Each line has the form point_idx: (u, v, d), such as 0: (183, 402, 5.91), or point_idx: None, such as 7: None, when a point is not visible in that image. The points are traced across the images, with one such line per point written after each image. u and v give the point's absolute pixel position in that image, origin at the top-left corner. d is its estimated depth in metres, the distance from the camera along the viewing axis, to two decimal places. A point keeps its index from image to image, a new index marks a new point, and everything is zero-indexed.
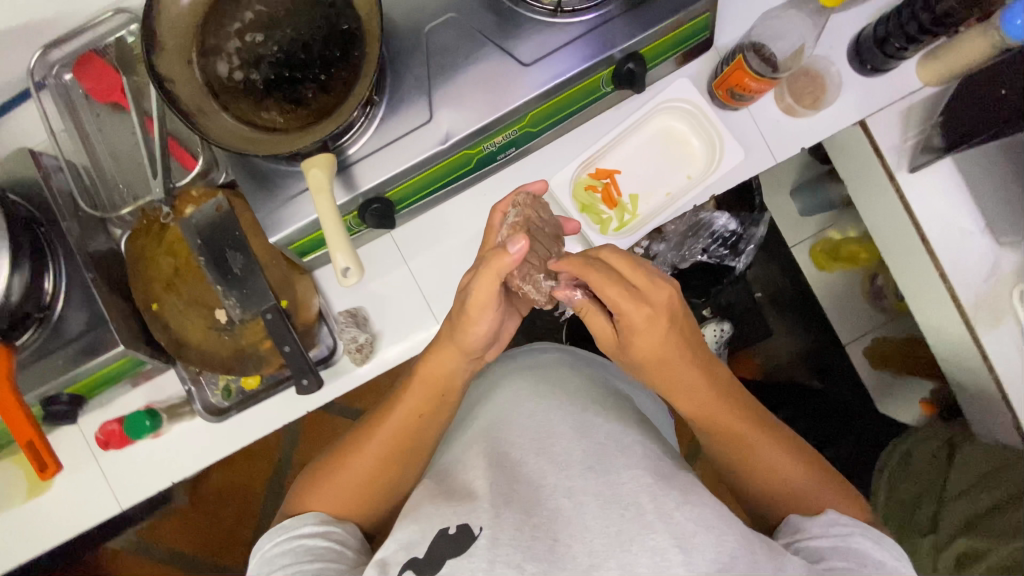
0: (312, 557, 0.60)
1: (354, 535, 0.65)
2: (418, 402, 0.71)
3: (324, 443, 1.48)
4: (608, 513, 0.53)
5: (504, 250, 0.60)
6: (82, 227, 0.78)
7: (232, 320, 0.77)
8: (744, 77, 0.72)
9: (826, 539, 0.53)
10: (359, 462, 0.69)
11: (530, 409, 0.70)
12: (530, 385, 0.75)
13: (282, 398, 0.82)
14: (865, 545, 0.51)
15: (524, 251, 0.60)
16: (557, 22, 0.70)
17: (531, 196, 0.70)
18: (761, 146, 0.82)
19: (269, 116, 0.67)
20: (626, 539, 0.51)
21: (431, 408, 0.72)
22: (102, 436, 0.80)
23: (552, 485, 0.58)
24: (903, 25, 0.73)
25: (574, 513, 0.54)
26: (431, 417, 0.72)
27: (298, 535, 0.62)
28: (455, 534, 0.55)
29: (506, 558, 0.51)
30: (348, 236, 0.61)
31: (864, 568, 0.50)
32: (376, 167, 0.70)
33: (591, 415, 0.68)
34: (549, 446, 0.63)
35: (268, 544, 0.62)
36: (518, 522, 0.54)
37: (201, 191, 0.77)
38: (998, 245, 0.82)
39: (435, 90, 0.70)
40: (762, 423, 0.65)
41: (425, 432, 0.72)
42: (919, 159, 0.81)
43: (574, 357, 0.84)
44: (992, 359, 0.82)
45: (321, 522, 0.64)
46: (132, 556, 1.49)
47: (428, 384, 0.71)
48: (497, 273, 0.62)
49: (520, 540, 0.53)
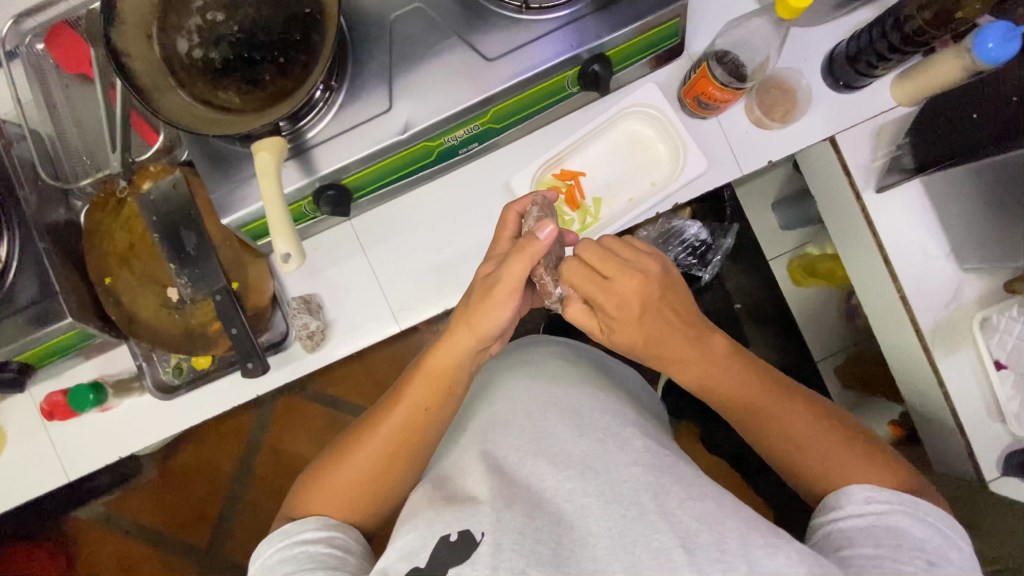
0: (314, 564, 0.59)
1: (355, 540, 0.65)
2: (423, 397, 0.68)
3: (296, 425, 1.48)
4: (611, 514, 0.55)
5: (532, 237, 0.62)
6: (42, 198, 0.77)
7: (183, 298, 0.78)
8: (709, 85, 0.72)
9: (861, 518, 0.55)
10: (358, 464, 0.67)
11: (527, 408, 0.69)
12: (526, 382, 0.74)
13: (231, 380, 0.82)
14: (900, 523, 0.53)
15: (553, 235, 0.62)
16: (523, 19, 0.69)
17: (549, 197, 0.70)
18: (728, 156, 0.81)
19: (226, 96, 0.67)
20: (629, 541, 0.53)
21: (437, 404, 0.69)
22: (46, 407, 0.81)
23: (551, 489, 0.59)
24: (873, 42, 0.73)
25: (577, 518, 0.56)
26: (437, 414, 0.69)
27: (299, 541, 0.62)
28: (456, 541, 0.54)
29: (510, 564, 0.51)
30: (291, 224, 0.62)
31: (901, 545, 0.51)
32: (333, 153, 0.69)
33: (594, 416, 0.67)
34: (548, 448, 0.63)
35: (270, 549, 0.62)
36: (522, 524, 0.55)
37: (159, 167, 0.79)
38: (961, 270, 0.81)
39: (396, 79, 0.69)
40: (784, 394, 0.64)
41: (429, 428, 0.69)
42: (886, 178, 0.80)
43: (571, 351, 0.83)
44: (948, 385, 0.81)
45: (322, 527, 0.64)
46: (96, 526, 1.46)
47: (433, 380, 0.68)
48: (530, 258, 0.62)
49: (525, 544, 0.53)
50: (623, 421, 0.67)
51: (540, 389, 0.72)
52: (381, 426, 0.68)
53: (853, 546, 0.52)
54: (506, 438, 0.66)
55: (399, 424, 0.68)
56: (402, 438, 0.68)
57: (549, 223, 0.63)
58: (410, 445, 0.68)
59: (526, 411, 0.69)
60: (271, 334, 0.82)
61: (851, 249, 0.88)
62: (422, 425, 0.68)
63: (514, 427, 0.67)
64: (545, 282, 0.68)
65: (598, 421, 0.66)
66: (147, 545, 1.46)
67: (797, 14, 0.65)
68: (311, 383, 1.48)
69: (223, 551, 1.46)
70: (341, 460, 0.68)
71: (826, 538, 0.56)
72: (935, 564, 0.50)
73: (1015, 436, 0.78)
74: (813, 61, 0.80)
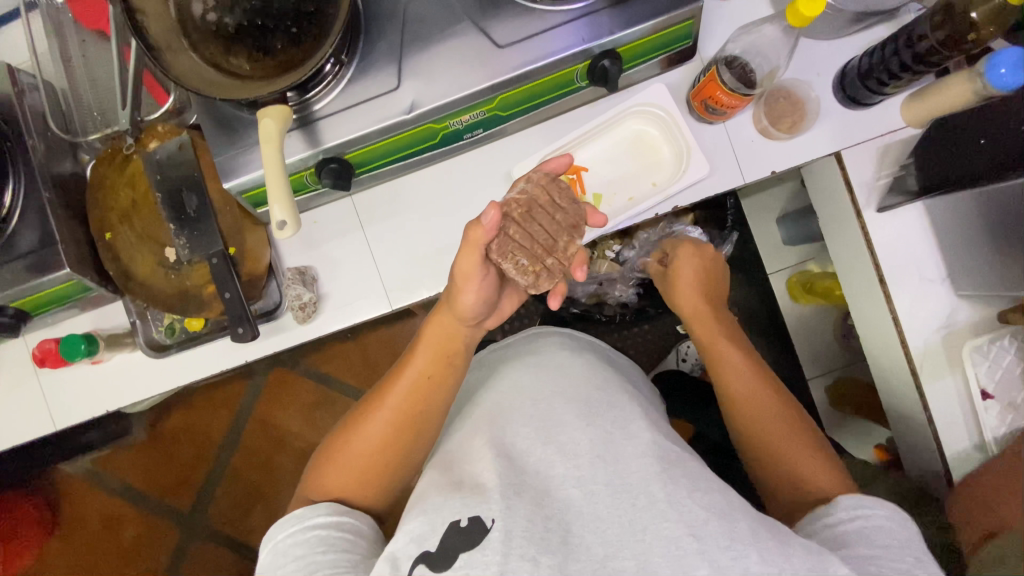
0: (326, 547, 0.60)
1: (367, 524, 0.65)
2: (428, 366, 0.70)
3: (286, 398, 1.49)
4: (620, 502, 0.56)
5: (475, 223, 0.63)
6: (49, 149, 0.78)
7: (180, 260, 0.79)
8: (717, 90, 0.72)
9: (850, 518, 0.58)
10: (368, 435, 0.68)
11: (537, 397, 0.69)
12: (533, 370, 0.73)
13: (222, 345, 0.83)
14: (886, 523, 0.56)
15: (495, 221, 0.61)
16: (538, 9, 0.69)
17: (547, 175, 0.69)
18: (731, 164, 0.81)
19: (237, 63, 0.68)
20: (638, 529, 0.54)
21: (438, 374, 0.70)
22: (38, 354, 0.81)
23: (560, 475, 0.60)
24: (885, 60, 0.72)
25: (585, 503, 0.57)
26: (442, 387, 0.70)
27: (312, 526, 0.62)
28: (466, 527, 0.55)
29: (521, 551, 0.53)
30: (289, 191, 0.63)
31: (888, 544, 0.54)
32: (339, 127, 0.70)
33: (605, 408, 0.67)
34: (556, 436, 0.63)
35: (281, 534, 0.61)
36: (531, 512, 0.56)
37: (167, 128, 0.81)
38: (955, 296, 0.80)
39: (407, 58, 0.70)
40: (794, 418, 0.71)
41: (434, 400, 0.70)
42: (888, 199, 0.80)
43: (574, 342, 0.83)
44: (933, 410, 0.81)
45: (335, 512, 0.63)
46: (83, 483, 1.48)
47: (431, 349, 0.70)
48: (477, 246, 0.64)
49: (532, 532, 0.54)
50: (633, 415, 0.67)
51: (549, 378, 0.71)
52: (388, 397, 0.69)
53: (846, 547, 0.56)
54: (516, 424, 0.66)
55: (403, 394, 0.69)
56: (408, 410, 0.69)
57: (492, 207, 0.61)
58: (417, 417, 0.69)
59: (534, 398, 0.68)
60: (265, 302, 0.83)
61: (850, 269, 0.88)
62: (425, 397, 0.69)
63: (522, 414, 0.67)
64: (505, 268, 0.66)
65: (606, 413, 0.66)
66: (131, 505, 1.48)
67: (807, 22, 0.65)
68: (305, 359, 1.49)
69: (206, 517, 1.48)
70: (353, 429, 0.69)
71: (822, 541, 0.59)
72: (922, 561, 0.53)
73: None
74: (825, 75, 0.80)
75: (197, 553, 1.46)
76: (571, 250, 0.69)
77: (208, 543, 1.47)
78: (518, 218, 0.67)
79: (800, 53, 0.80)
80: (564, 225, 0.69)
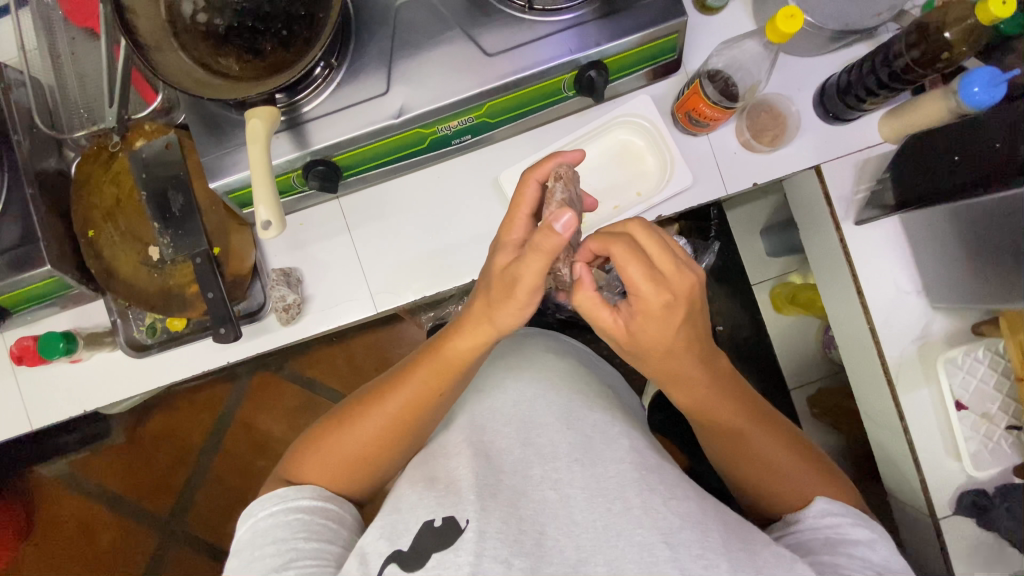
0: (308, 535, 0.60)
1: (350, 513, 0.67)
2: (434, 381, 0.65)
3: (269, 402, 1.48)
4: (595, 507, 0.57)
5: (545, 230, 0.53)
6: (35, 145, 0.78)
7: (164, 258, 0.78)
8: (700, 102, 0.74)
9: (818, 531, 0.59)
10: (360, 437, 0.66)
11: (516, 397, 0.69)
12: (515, 372, 0.73)
13: (203, 345, 0.82)
14: (854, 535, 0.58)
15: (573, 226, 0.53)
16: (526, 19, 0.70)
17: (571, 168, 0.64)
18: (714, 175, 0.82)
19: (227, 63, 0.68)
20: (612, 533, 0.54)
21: (448, 388, 0.66)
22: (16, 350, 0.80)
23: (537, 476, 0.60)
24: (863, 77, 0.75)
25: (561, 506, 0.57)
26: (447, 399, 0.67)
27: (295, 508, 0.62)
28: (440, 527, 0.56)
29: (494, 552, 0.53)
30: (274, 189, 0.63)
31: (850, 555, 0.56)
32: (327, 129, 0.71)
33: (585, 412, 0.68)
34: (536, 438, 0.64)
35: (263, 512, 0.61)
36: (505, 514, 0.56)
37: (155, 127, 0.80)
38: (930, 307, 0.82)
39: (396, 63, 0.71)
40: (756, 414, 0.66)
41: (434, 412, 0.68)
42: (865, 212, 0.82)
43: (558, 343, 0.83)
44: (908, 419, 0.83)
45: (319, 496, 0.64)
46: (59, 485, 1.45)
47: (450, 366, 0.65)
48: (550, 254, 0.55)
49: (507, 533, 0.55)
50: (612, 419, 0.68)
51: (529, 380, 0.72)
52: (387, 403, 0.66)
53: (811, 556, 0.57)
54: (496, 425, 0.67)
55: (406, 401, 0.66)
56: (409, 418, 0.66)
57: (569, 212, 0.53)
58: (415, 424, 0.67)
59: (512, 400, 0.69)
60: (249, 303, 0.83)
61: (830, 279, 0.90)
62: (432, 405, 0.67)
63: (503, 415, 0.67)
64: (563, 274, 0.64)
65: (587, 417, 0.67)
66: (108, 508, 1.46)
67: (787, 39, 0.66)
68: (290, 363, 1.48)
69: (184, 522, 1.45)
70: (344, 425, 0.67)
71: (789, 547, 0.61)
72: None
73: (970, 475, 0.80)
74: (806, 90, 0.82)
75: (173, 559, 1.44)
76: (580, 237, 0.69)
77: (185, 549, 1.44)
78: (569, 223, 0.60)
79: (781, 69, 0.82)
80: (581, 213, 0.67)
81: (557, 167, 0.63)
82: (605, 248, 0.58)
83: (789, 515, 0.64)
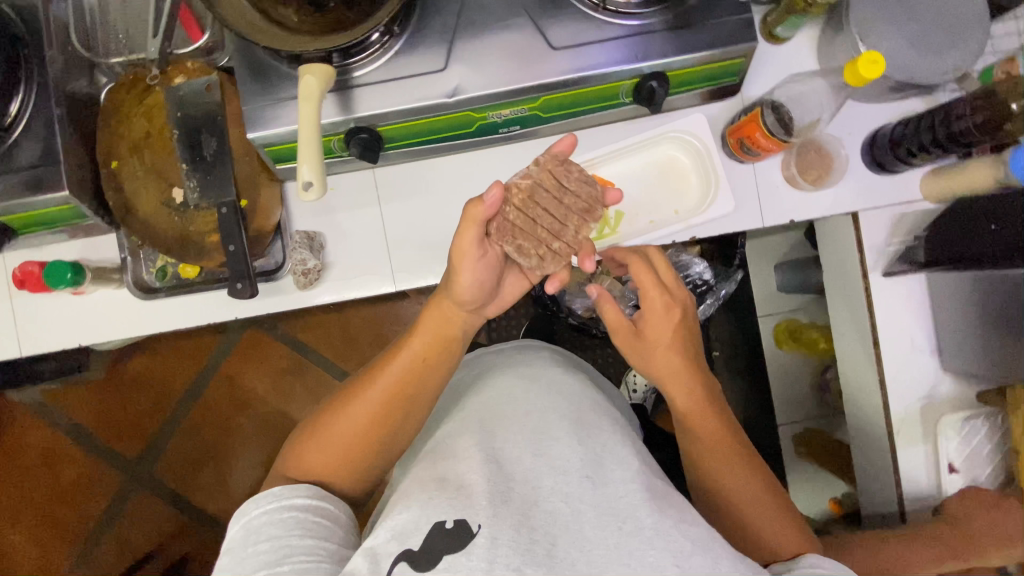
0: (303, 531, 0.60)
1: (344, 512, 0.67)
2: (423, 349, 0.70)
3: (256, 360, 1.46)
4: (606, 524, 0.57)
5: (474, 200, 0.64)
6: (67, 63, 0.74)
7: (187, 203, 0.76)
8: (756, 130, 0.73)
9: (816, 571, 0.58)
10: (355, 416, 0.68)
11: (527, 408, 0.69)
12: (525, 384, 0.73)
13: (215, 296, 0.80)
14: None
15: (495, 196, 0.63)
16: (596, 18, 0.70)
17: (555, 158, 0.71)
18: (754, 205, 0.82)
19: (285, 13, 0.66)
20: (624, 553, 0.55)
21: (436, 357, 0.70)
22: (18, 274, 0.75)
23: (548, 488, 0.60)
24: (919, 133, 0.74)
25: (572, 520, 0.58)
26: (437, 370, 0.70)
27: (289, 506, 0.62)
28: (451, 528, 0.56)
29: (506, 559, 0.53)
30: (320, 153, 0.60)
31: None
32: (377, 98, 0.69)
33: (596, 430, 0.68)
34: (546, 450, 0.64)
35: (255, 510, 0.61)
36: (517, 522, 0.56)
37: (196, 66, 0.76)
38: (942, 368, 0.83)
39: (458, 41, 0.69)
40: (743, 451, 0.71)
41: (424, 391, 0.70)
42: (894, 266, 0.83)
43: (563, 360, 0.84)
44: (903, 476, 0.84)
45: (314, 495, 0.64)
46: (29, 413, 1.42)
47: (436, 340, 0.70)
48: (474, 221, 0.64)
49: (519, 543, 0.55)
50: (623, 440, 0.68)
51: (541, 391, 0.72)
52: (376, 382, 0.69)
53: None
54: (507, 432, 0.67)
55: (396, 375, 0.69)
56: (400, 392, 0.69)
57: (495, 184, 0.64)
58: (407, 402, 0.69)
59: (526, 408, 0.69)
60: (266, 262, 0.80)
61: (845, 326, 0.91)
62: (423, 381, 0.70)
63: (514, 425, 0.67)
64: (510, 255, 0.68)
65: (598, 435, 0.67)
66: (77, 444, 1.43)
67: (862, 84, 0.65)
68: (284, 324, 1.46)
69: (153, 468, 1.43)
70: (341, 407, 0.69)
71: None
72: None
73: None
74: (855, 136, 0.81)
75: (138, 503, 1.43)
76: (579, 233, 0.71)
77: (152, 495, 1.43)
78: (518, 204, 0.69)
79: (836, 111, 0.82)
80: (573, 208, 0.71)
81: (540, 159, 0.72)
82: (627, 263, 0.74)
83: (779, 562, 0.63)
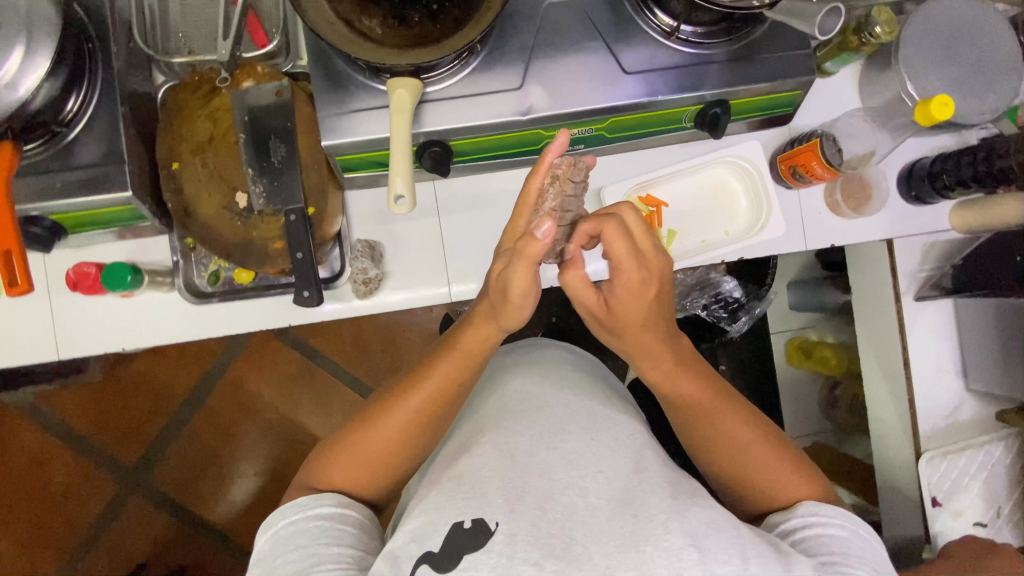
0: (330, 540, 0.60)
1: (367, 517, 0.66)
2: (452, 370, 0.68)
3: (263, 365, 1.42)
4: (621, 514, 0.56)
5: (529, 238, 0.56)
6: (129, 59, 0.73)
7: (251, 207, 0.74)
8: (813, 159, 0.77)
9: (809, 529, 0.60)
10: (382, 436, 0.67)
11: (539, 403, 0.70)
12: (539, 384, 0.74)
13: (269, 303, 0.79)
14: (843, 533, 0.59)
15: (551, 233, 0.56)
16: (667, 45, 0.72)
17: (570, 161, 0.64)
18: (800, 230, 0.86)
19: (369, 23, 0.66)
20: (638, 539, 0.54)
21: (468, 376, 0.69)
22: (73, 276, 0.74)
23: (564, 481, 0.60)
24: (959, 168, 0.80)
25: (587, 514, 0.57)
26: (463, 386, 0.70)
27: (315, 515, 0.62)
28: (470, 527, 0.55)
29: (524, 555, 0.53)
30: (410, 163, 0.61)
31: (845, 552, 0.56)
32: (449, 113, 0.70)
33: (607, 422, 0.69)
34: (559, 443, 0.64)
35: (281, 521, 0.61)
36: (534, 517, 0.56)
37: (266, 70, 0.76)
38: (965, 389, 0.88)
39: (535, 61, 0.71)
40: (729, 401, 0.68)
41: (453, 401, 0.70)
42: (924, 291, 0.87)
43: (576, 356, 0.85)
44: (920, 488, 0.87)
45: (337, 503, 0.64)
46: (22, 415, 1.36)
47: (468, 357, 0.68)
48: (531, 259, 0.58)
49: (537, 538, 0.54)
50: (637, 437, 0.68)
51: (564, 393, 0.72)
52: (407, 399, 0.67)
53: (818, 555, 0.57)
54: (514, 427, 0.66)
55: (428, 394, 0.67)
56: (430, 410, 0.68)
57: (546, 219, 0.56)
58: (434, 420, 0.69)
59: (547, 406, 0.70)
60: (324, 270, 0.80)
61: (872, 346, 0.95)
62: (453, 398, 0.69)
63: (516, 426, 0.67)
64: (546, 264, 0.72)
65: (607, 428, 0.68)
66: (70, 448, 1.36)
67: (932, 123, 0.70)
68: (294, 328, 1.43)
69: (150, 475, 1.38)
70: (367, 424, 0.67)
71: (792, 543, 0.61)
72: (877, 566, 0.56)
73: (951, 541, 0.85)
74: (894, 166, 0.86)
75: (135, 511, 1.37)
76: None
77: (148, 502, 1.38)
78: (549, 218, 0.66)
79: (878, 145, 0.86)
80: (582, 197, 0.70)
81: (555, 167, 0.65)
82: (597, 229, 0.60)
83: (774, 515, 0.65)
